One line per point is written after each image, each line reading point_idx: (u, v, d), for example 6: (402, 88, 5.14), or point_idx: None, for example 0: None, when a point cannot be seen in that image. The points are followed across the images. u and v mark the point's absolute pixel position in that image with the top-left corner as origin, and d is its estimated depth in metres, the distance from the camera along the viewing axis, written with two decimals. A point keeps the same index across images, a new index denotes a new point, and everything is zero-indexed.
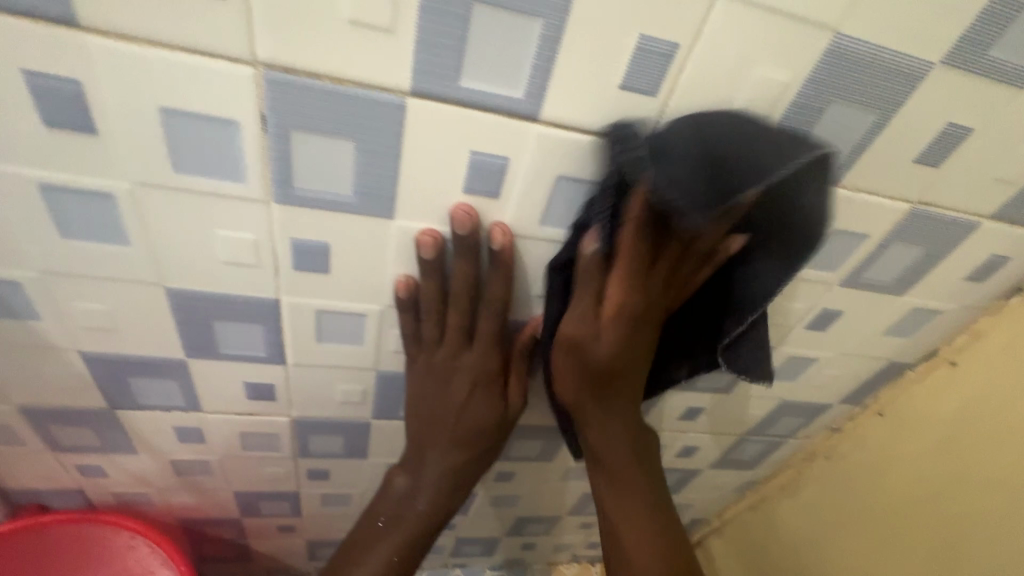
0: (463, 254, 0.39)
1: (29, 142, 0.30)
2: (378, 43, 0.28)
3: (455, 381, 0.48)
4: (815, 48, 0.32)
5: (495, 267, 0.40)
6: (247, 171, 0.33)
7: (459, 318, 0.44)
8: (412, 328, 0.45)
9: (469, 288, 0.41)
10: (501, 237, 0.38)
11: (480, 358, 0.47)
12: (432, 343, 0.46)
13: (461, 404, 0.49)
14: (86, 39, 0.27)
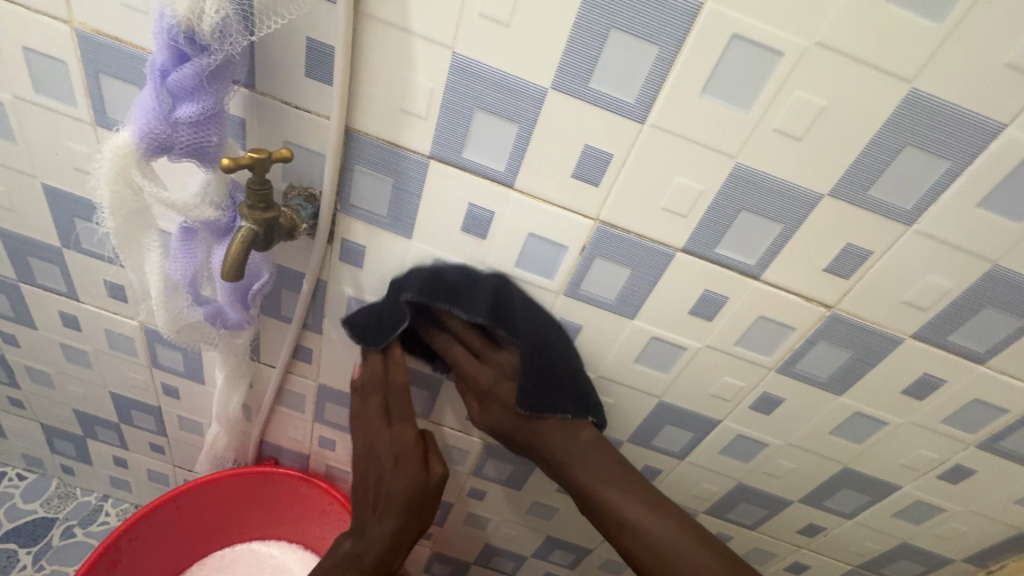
0: (372, 346, 0.58)
1: (446, 236, 0.51)
2: (674, 221, 0.46)
3: (380, 455, 0.59)
4: (977, 271, 0.45)
5: (394, 359, 0.59)
6: (557, 273, 0.52)
7: (377, 402, 0.59)
8: (355, 406, 0.62)
9: (377, 373, 0.59)
10: (388, 330, 0.58)
11: (396, 435, 0.59)
12: (366, 418, 0.60)
13: (386, 474, 0.58)
14: (511, 194, 0.47)
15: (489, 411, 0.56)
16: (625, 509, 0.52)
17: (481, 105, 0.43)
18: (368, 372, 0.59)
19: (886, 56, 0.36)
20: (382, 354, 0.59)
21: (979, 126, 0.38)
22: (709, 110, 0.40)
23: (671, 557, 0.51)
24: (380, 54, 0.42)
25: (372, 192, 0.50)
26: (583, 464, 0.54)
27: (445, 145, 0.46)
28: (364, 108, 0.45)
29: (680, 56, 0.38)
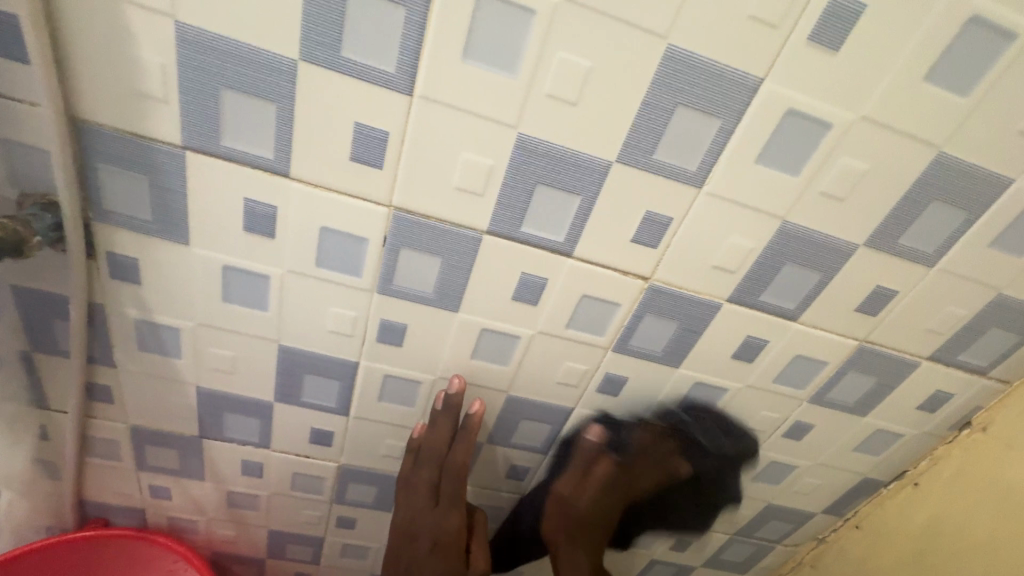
0: (446, 411, 0.55)
1: (229, 239, 0.45)
2: (472, 201, 0.43)
3: (420, 537, 0.60)
4: (769, 229, 0.45)
5: (468, 427, 0.56)
6: (364, 270, 0.47)
7: (429, 475, 0.59)
8: (406, 470, 0.61)
9: (443, 445, 0.57)
10: (477, 407, 0.56)
11: (443, 518, 0.60)
12: (415, 495, 0.60)
13: (420, 561, 0.59)
14: (291, 185, 0.42)
15: (585, 497, 0.59)
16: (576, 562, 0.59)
17: (228, 83, 0.38)
18: (435, 443, 0.57)
19: (637, 11, 0.35)
20: (455, 429, 0.57)
21: (738, 81, 0.38)
22: (476, 78, 0.37)
23: None
24: (91, 26, 0.35)
25: (129, 194, 0.43)
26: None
27: (198, 132, 0.40)
28: (87, 92, 0.38)
29: (431, 18, 0.35)
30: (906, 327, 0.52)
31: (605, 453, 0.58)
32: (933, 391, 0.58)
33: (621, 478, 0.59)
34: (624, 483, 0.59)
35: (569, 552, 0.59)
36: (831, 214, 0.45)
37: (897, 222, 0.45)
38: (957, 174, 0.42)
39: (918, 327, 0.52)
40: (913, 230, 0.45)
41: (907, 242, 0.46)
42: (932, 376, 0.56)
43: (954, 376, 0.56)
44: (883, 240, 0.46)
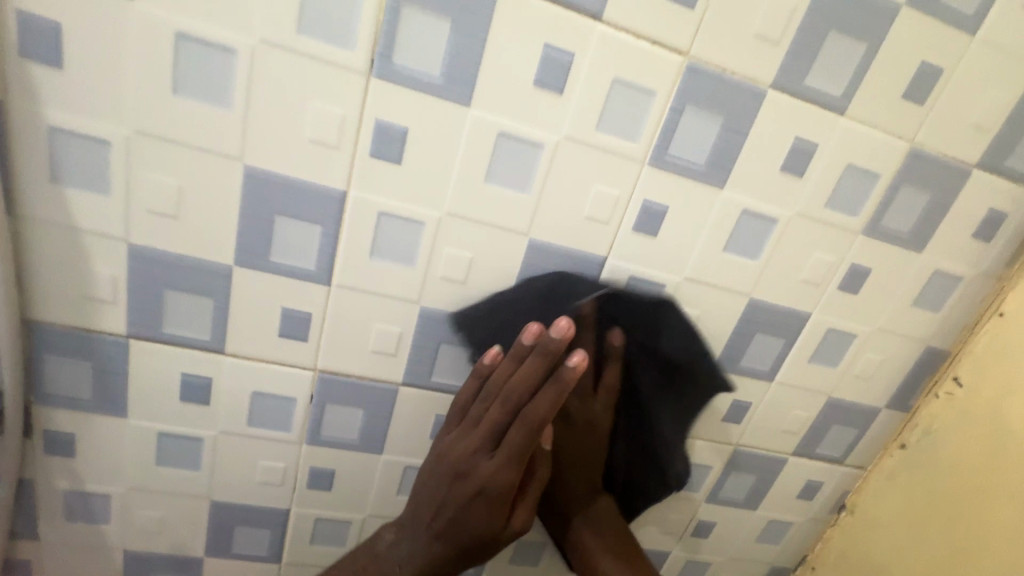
0: (542, 355, 0.44)
1: (165, 408, 0.50)
2: (386, 360, 0.51)
3: (468, 479, 0.46)
4: None
5: (558, 384, 0.43)
6: (293, 423, 0.52)
7: (499, 414, 0.45)
8: (462, 401, 0.49)
9: (525, 394, 0.44)
10: (577, 361, 0.43)
11: (497, 475, 0.45)
12: (471, 423, 0.47)
13: (462, 504, 0.47)
14: (225, 359, 0.49)
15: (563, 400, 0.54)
16: (586, 531, 0.57)
17: (170, 284, 0.45)
18: (516, 386, 0.44)
19: (500, 220, 0.46)
20: (545, 378, 0.44)
21: (588, 259, 0.49)
22: (381, 270, 0.47)
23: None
24: (51, 251, 0.43)
25: (70, 378, 0.47)
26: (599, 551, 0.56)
27: (142, 323, 0.46)
28: (41, 300, 0.44)
29: (341, 231, 0.45)
30: (767, 430, 0.62)
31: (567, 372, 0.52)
32: (806, 479, 0.67)
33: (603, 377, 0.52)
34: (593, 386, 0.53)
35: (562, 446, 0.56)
36: None
37: (734, 349, 0.56)
38: (769, 312, 0.55)
39: (775, 428, 0.62)
40: (749, 354, 0.57)
41: (747, 364, 0.57)
42: (801, 467, 0.66)
43: (819, 466, 0.66)
44: (728, 363, 0.57)
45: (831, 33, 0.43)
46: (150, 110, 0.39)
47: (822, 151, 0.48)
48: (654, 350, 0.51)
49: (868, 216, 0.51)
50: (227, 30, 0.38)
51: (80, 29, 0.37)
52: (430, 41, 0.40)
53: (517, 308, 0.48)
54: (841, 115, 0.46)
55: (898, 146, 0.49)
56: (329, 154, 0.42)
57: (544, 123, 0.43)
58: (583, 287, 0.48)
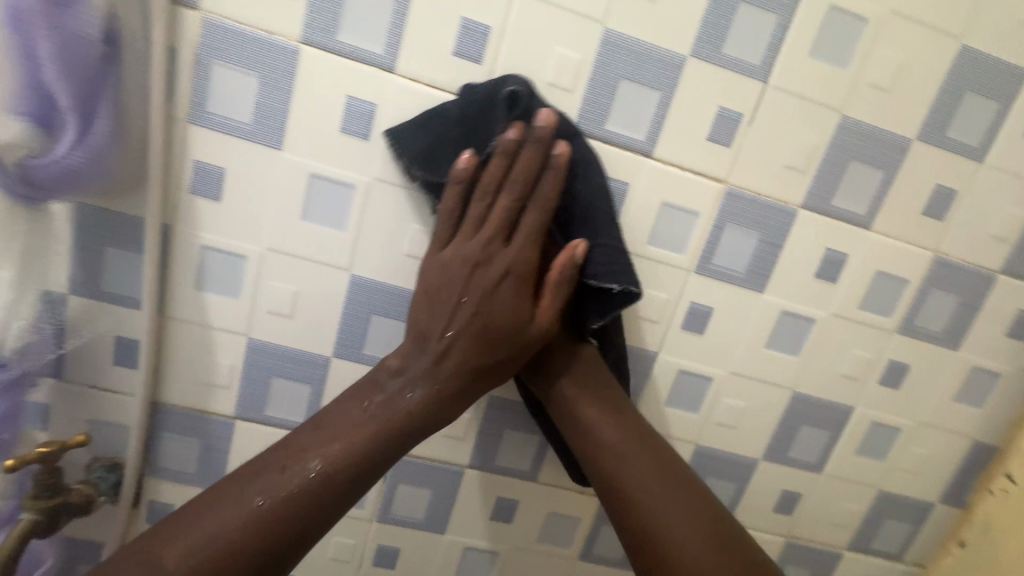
0: (532, 147, 0.42)
1: None
2: (455, 444, 0.56)
3: (489, 272, 0.44)
4: (686, 451, 0.58)
5: (554, 175, 0.43)
6: (366, 502, 0.57)
7: (507, 204, 0.43)
8: (450, 203, 0.44)
9: (529, 181, 0.43)
10: (563, 149, 0.42)
11: (520, 251, 0.44)
12: (473, 224, 0.44)
13: (489, 292, 0.44)
14: None
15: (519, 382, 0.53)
16: (608, 433, 0.47)
17: (277, 372, 0.52)
18: (498, 174, 0.43)
19: None
20: (540, 168, 0.43)
21: (640, 354, 0.54)
22: None
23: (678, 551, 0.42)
24: (185, 344, 0.51)
25: (180, 454, 0.54)
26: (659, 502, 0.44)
27: (248, 406, 0.53)
28: (170, 384, 0.52)
29: None
30: (818, 522, 0.62)
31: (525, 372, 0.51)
32: None
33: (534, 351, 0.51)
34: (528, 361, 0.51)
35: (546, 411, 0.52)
36: (731, 437, 0.58)
37: (781, 440, 0.59)
38: (813, 404, 0.58)
39: (827, 520, 0.62)
40: (796, 445, 0.59)
41: (793, 455, 0.59)
42: (857, 563, 0.65)
43: (876, 563, 0.65)
44: (776, 453, 0.59)
45: (851, 163, 0.50)
46: (280, 230, 0.48)
47: (853, 259, 0.53)
48: (598, 236, 0.45)
49: (901, 317, 0.55)
50: (349, 171, 0.47)
51: (238, 173, 0.47)
52: None
53: (457, 147, 0.44)
54: (866, 229, 0.52)
55: (923, 255, 0.54)
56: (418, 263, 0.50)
57: None
58: (563, 133, 0.44)
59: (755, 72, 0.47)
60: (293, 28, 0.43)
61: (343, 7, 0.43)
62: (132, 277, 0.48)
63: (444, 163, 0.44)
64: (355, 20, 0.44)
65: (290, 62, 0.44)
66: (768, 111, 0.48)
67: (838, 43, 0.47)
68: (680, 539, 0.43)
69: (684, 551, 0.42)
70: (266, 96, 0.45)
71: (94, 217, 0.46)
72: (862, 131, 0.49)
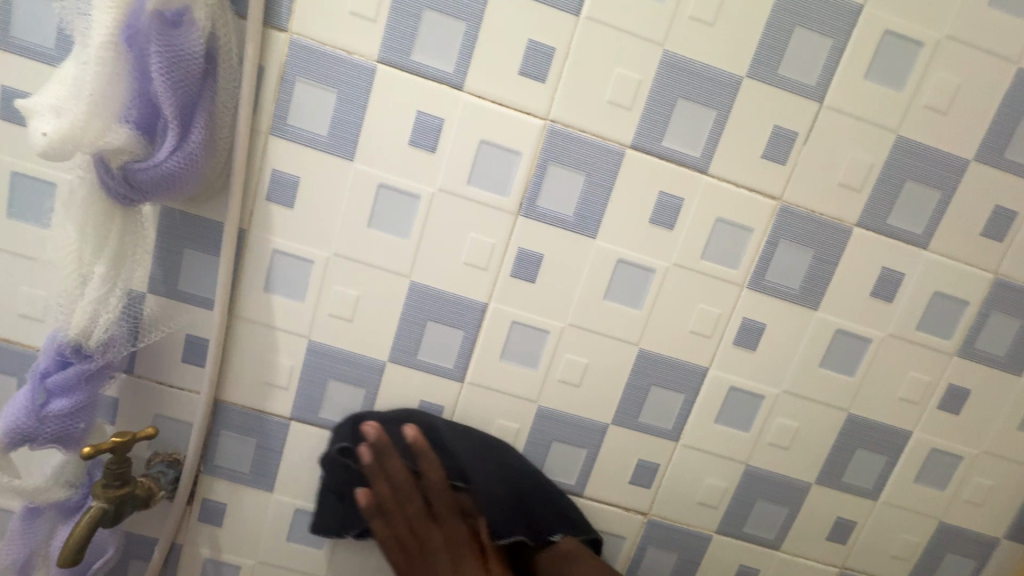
0: (395, 454, 0.52)
1: (306, 485, 0.56)
2: None
3: (437, 562, 0.54)
4: (736, 472, 0.57)
5: (421, 459, 0.52)
6: None
7: (389, 488, 0.53)
8: (378, 527, 0.53)
9: (410, 478, 0.54)
10: (412, 433, 0.51)
11: (450, 531, 0.55)
12: (395, 536, 0.53)
13: (454, 567, 0.54)
14: None
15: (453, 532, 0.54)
16: None
17: (334, 376, 0.54)
18: (384, 489, 0.53)
19: (614, 333, 0.53)
20: (410, 462, 0.54)
21: (691, 370, 0.54)
22: (509, 370, 0.54)
23: None
24: (249, 344, 0.53)
25: (237, 453, 0.55)
26: None
27: (304, 408, 0.54)
28: (232, 383, 0.53)
29: (478, 334, 0.53)
30: (873, 553, 0.60)
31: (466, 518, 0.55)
32: None
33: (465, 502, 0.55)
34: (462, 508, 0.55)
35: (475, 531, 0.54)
36: (783, 459, 0.57)
37: (835, 463, 0.57)
38: (868, 428, 0.56)
39: (884, 552, 0.60)
40: (850, 470, 0.57)
41: (848, 480, 0.58)
42: None
43: None
44: (829, 478, 0.58)
45: (908, 183, 0.50)
46: (347, 238, 0.50)
47: (909, 279, 0.53)
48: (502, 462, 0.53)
49: (961, 339, 0.54)
50: (414, 182, 0.49)
51: (312, 182, 0.49)
52: (566, 190, 0.50)
53: (353, 452, 0.53)
54: (924, 249, 0.52)
55: (983, 277, 0.53)
56: (476, 273, 0.51)
57: (655, 252, 0.51)
58: (415, 416, 0.53)
59: (812, 92, 0.48)
60: (372, 49, 0.47)
61: (419, 30, 0.46)
62: (207, 279, 0.51)
63: (349, 447, 0.53)
64: (429, 42, 0.47)
65: (368, 80, 0.47)
66: (823, 131, 0.49)
67: (894, 66, 0.48)
68: None
69: None
70: (343, 112, 0.48)
71: (179, 222, 0.49)
72: (919, 152, 0.50)
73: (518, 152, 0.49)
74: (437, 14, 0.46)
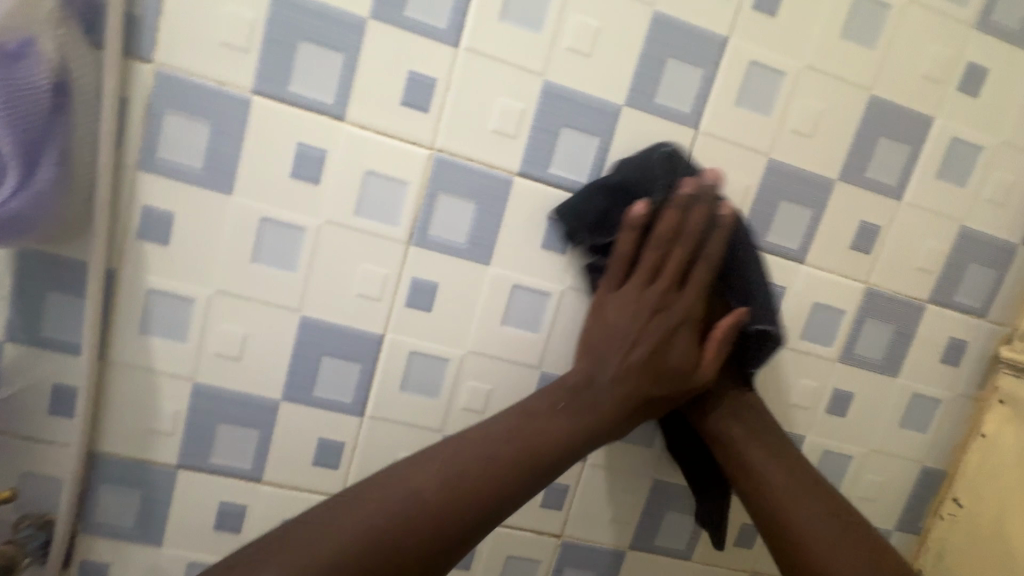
0: (678, 207, 0.46)
1: (199, 536, 0.53)
2: None
3: (633, 351, 0.48)
4: (644, 488, 0.58)
5: (713, 232, 0.47)
6: None
7: (676, 259, 0.48)
8: (621, 296, 0.49)
9: (685, 252, 0.48)
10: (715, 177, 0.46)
11: (691, 308, 0.49)
12: (647, 276, 0.48)
13: (662, 344, 0.49)
14: (261, 487, 0.53)
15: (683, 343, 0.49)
16: (760, 464, 0.51)
17: (224, 417, 0.51)
18: (648, 258, 0.48)
19: (515, 356, 0.53)
20: (703, 227, 0.47)
21: None
22: (410, 401, 0.53)
23: (798, 511, 0.49)
24: (127, 390, 0.49)
25: (119, 507, 0.51)
26: (782, 486, 0.50)
27: (193, 453, 0.51)
28: (109, 433, 0.50)
29: (376, 367, 0.52)
30: None
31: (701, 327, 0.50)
32: None
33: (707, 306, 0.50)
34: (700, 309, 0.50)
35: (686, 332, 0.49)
36: None
37: None
38: None
39: None
40: None
41: None
42: None
43: None
44: None
45: (782, 203, 0.53)
46: (230, 273, 0.48)
47: (790, 292, 0.56)
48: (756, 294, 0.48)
49: (841, 346, 0.58)
50: (299, 215, 0.48)
51: (188, 218, 0.47)
52: (457, 217, 0.50)
53: (631, 196, 0.48)
54: (801, 263, 0.55)
55: (856, 287, 0.56)
56: (370, 304, 0.50)
57: (550, 277, 0.52)
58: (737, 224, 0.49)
59: (688, 119, 0.51)
60: (245, 80, 0.45)
61: (295, 61, 0.45)
62: (74, 323, 0.47)
63: (615, 216, 0.48)
64: (305, 73, 0.46)
65: (243, 112, 0.46)
66: (701, 155, 0.51)
67: (762, 93, 0.51)
68: (780, 493, 0.50)
69: (801, 520, 0.49)
70: (219, 143, 0.46)
71: (38, 263, 0.46)
72: (790, 173, 0.53)
73: (406, 182, 0.48)
74: (312, 45, 0.45)
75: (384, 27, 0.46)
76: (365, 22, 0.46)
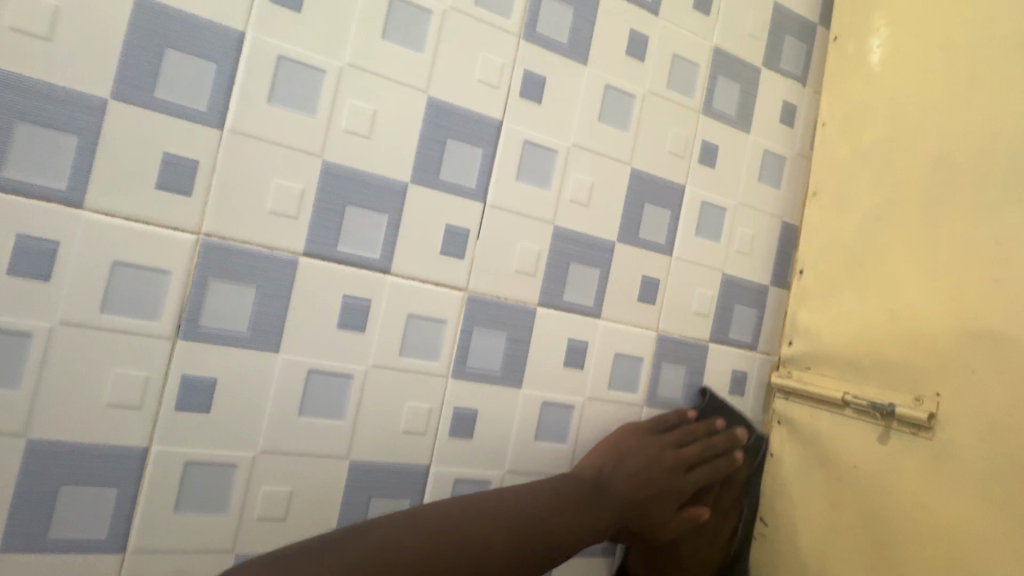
0: (722, 436, 0.64)
1: None
2: None
3: (628, 460, 0.57)
4: None
5: (721, 454, 0.63)
6: None
7: (699, 447, 0.61)
8: (659, 446, 0.59)
9: (710, 445, 0.62)
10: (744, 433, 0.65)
11: (691, 480, 0.60)
12: (669, 440, 0.60)
13: (658, 496, 0.59)
14: None
15: (660, 491, 0.59)
16: None
17: None
18: (696, 429, 0.62)
19: (318, 449, 0.49)
20: (706, 434, 0.63)
21: (409, 471, 0.52)
22: (189, 522, 0.45)
23: None
24: None
25: None
26: None
27: None
28: None
29: (141, 489, 0.44)
30: None
31: (682, 476, 0.60)
32: None
33: (699, 459, 0.61)
34: (678, 467, 0.59)
35: (669, 500, 0.59)
36: None
37: None
38: None
39: None
40: None
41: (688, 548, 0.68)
42: None
43: None
44: None
45: (572, 266, 0.58)
46: None
47: (592, 347, 0.59)
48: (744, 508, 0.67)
49: (645, 392, 0.62)
50: (23, 317, 0.40)
51: None
52: (234, 306, 0.46)
53: (720, 411, 0.66)
54: (598, 318, 0.59)
55: (648, 335, 0.62)
56: (127, 414, 0.43)
57: (350, 357, 0.50)
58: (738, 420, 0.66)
59: (474, 194, 0.53)
60: None
61: (12, 145, 0.40)
62: None
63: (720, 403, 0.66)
64: (26, 158, 0.40)
65: None
66: (491, 226, 0.54)
67: (538, 170, 0.56)
68: None
69: None
70: None
71: None
72: (574, 238, 0.58)
73: (167, 271, 0.44)
74: (35, 127, 0.40)
75: (131, 110, 0.42)
76: (104, 104, 0.42)
